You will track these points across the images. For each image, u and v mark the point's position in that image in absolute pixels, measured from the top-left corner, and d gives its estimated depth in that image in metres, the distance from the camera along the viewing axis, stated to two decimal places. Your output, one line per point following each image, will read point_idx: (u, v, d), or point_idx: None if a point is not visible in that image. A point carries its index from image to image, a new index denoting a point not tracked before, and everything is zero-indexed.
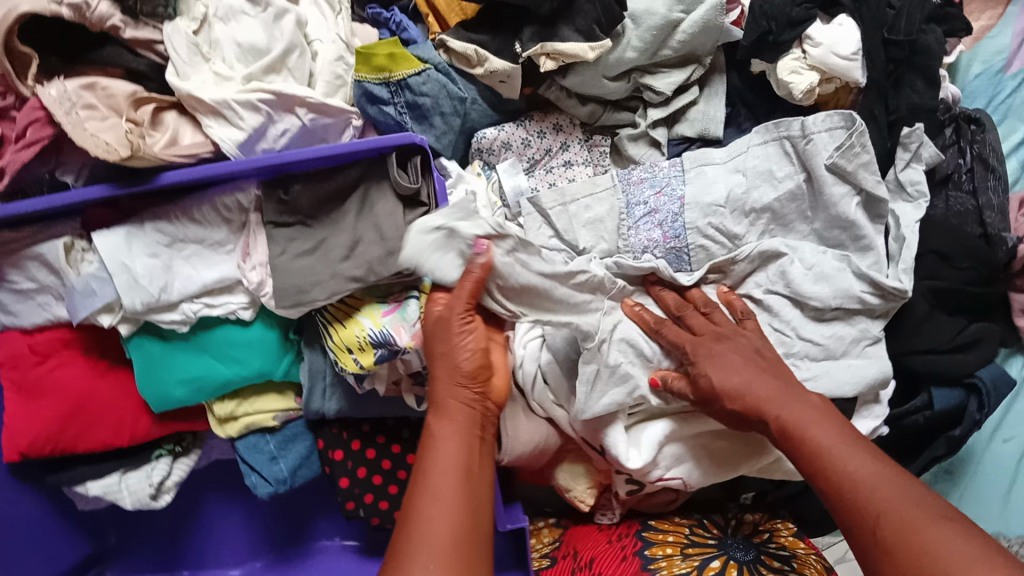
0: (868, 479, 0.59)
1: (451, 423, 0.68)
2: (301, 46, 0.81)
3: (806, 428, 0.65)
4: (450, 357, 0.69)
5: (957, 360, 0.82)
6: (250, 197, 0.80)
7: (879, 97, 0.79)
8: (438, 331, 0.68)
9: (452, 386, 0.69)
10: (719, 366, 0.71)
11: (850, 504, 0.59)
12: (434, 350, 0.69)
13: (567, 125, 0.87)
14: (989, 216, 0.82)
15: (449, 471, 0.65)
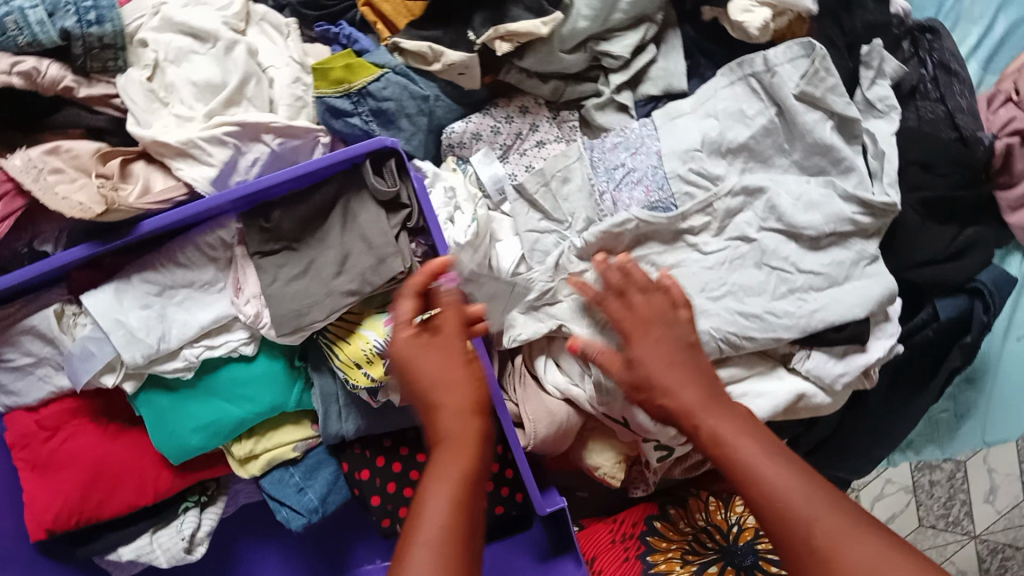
0: (830, 534, 0.51)
1: (450, 460, 0.55)
2: (257, 75, 0.81)
3: (732, 441, 0.57)
4: (441, 376, 0.59)
5: (955, 266, 0.82)
6: (231, 232, 0.80)
7: (833, 20, 0.79)
8: (418, 346, 0.61)
9: (454, 420, 0.57)
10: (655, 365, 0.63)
11: (798, 547, 0.52)
12: (418, 369, 0.60)
13: (532, 106, 0.87)
14: (962, 119, 0.83)
15: (451, 519, 0.52)
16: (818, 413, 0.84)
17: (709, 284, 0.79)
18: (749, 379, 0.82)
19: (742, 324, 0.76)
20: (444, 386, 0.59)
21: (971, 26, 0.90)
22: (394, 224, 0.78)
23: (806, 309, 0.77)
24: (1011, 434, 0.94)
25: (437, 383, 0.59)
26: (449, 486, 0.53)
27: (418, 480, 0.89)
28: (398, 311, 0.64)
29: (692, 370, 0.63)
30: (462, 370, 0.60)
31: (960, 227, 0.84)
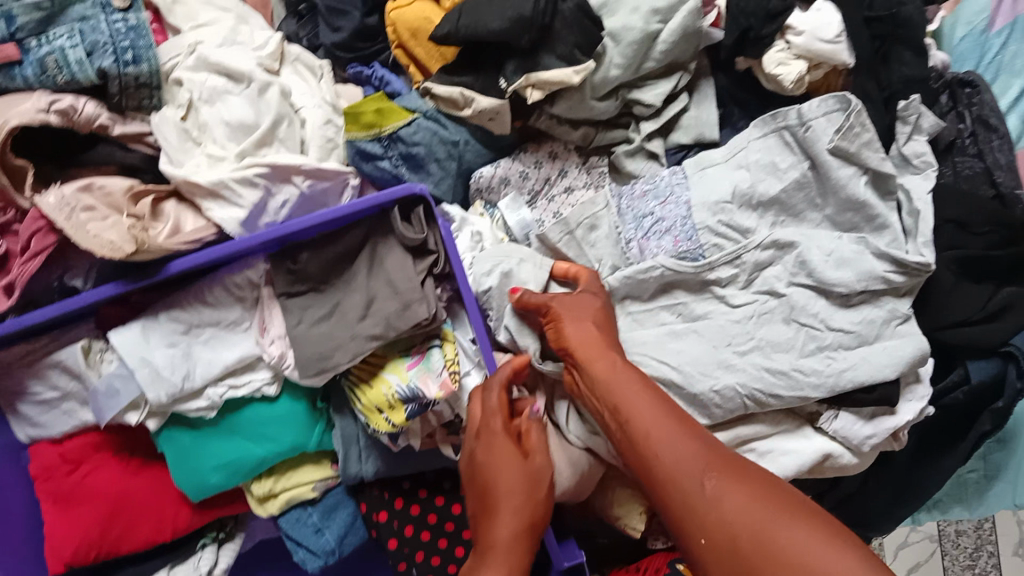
0: (691, 470, 0.57)
1: (500, 560, 0.66)
2: (289, 116, 0.81)
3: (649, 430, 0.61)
4: (512, 496, 0.69)
5: (991, 328, 0.80)
6: (259, 272, 0.80)
7: (869, 75, 0.77)
8: (498, 456, 0.70)
9: (512, 529, 0.67)
10: (597, 353, 0.69)
11: (672, 483, 0.57)
12: (497, 480, 0.69)
13: (562, 152, 0.87)
14: (999, 176, 0.81)
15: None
16: (845, 473, 0.83)
17: (736, 338, 0.78)
18: (774, 437, 0.81)
19: (769, 380, 0.75)
20: (511, 501, 0.68)
21: (1012, 79, 0.87)
22: (420, 269, 0.78)
23: (835, 368, 0.75)
24: None
25: (504, 497, 0.69)
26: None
27: (436, 523, 0.87)
28: (487, 406, 0.73)
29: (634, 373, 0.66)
30: (535, 488, 0.70)
31: (998, 286, 0.82)
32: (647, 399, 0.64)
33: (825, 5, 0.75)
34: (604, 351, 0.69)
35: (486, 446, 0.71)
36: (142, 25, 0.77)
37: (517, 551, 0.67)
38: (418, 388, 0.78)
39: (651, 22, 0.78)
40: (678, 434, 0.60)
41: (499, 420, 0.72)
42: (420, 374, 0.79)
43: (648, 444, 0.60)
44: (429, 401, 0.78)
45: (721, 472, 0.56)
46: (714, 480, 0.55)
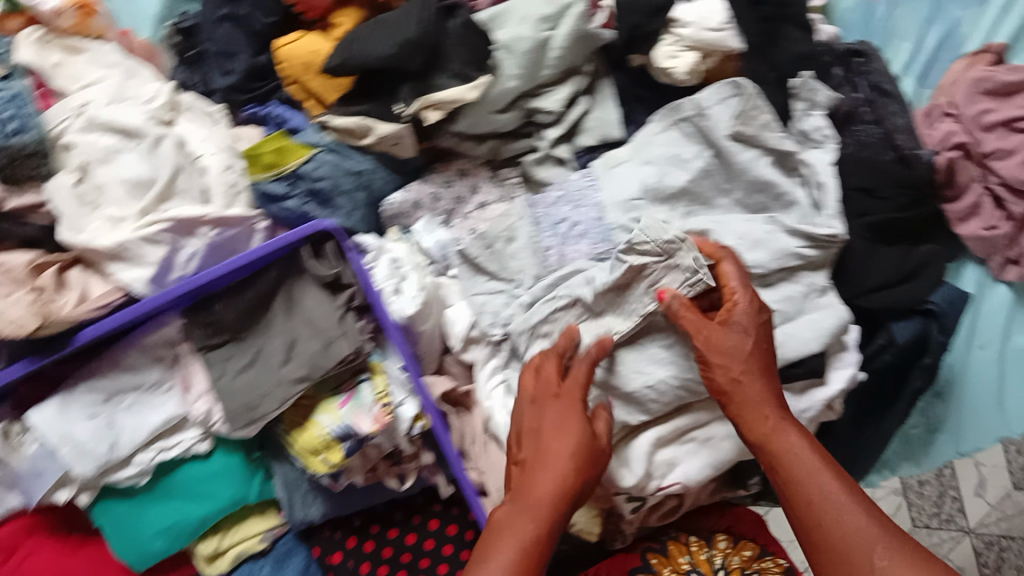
0: (824, 496, 0.63)
1: (532, 515, 0.65)
2: (187, 166, 0.80)
3: (787, 457, 0.67)
4: (557, 448, 0.67)
5: (907, 288, 0.82)
6: (175, 329, 0.78)
7: (761, 58, 0.78)
8: (558, 418, 0.69)
9: (553, 486, 0.66)
10: (726, 357, 0.70)
11: (793, 476, 0.66)
12: (549, 437, 0.68)
13: (471, 168, 0.86)
14: (900, 138, 0.83)
15: (522, 558, 0.63)
16: (784, 451, 0.84)
17: (664, 331, 0.78)
18: (713, 423, 0.83)
19: (703, 367, 0.74)
20: (565, 462, 0.67)
21: (901, 42, 0.90)
22: (338, 304, 0.77)
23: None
24: (983, 443, 0.95)
25: (550, 454, 0.67)
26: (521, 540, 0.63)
27: (391, 556, 0.85)
28: (543, 373, 0.73)
29: (771, 381, 0.70)
30: (583, 457, 0.67)
31: (912, 245, 0.84)
32: (772, 418, 0.69)
33: None
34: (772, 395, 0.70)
35: (551, 398, 0.71)
36: (21, 94, 0.76)
37: (550, 507, 0.65)
38: (351, 426, 0.77)
39: (541, 30, 0.77)
40: (812, 456, 0.66)
41: (574, 387, 0.71)
42: (352, 412, 0.78)
43: (780, 449, 0.67)
44: (366, 437, 0.77)
45: (858, 502, 0.62)
46: (844, 502, 0.62)
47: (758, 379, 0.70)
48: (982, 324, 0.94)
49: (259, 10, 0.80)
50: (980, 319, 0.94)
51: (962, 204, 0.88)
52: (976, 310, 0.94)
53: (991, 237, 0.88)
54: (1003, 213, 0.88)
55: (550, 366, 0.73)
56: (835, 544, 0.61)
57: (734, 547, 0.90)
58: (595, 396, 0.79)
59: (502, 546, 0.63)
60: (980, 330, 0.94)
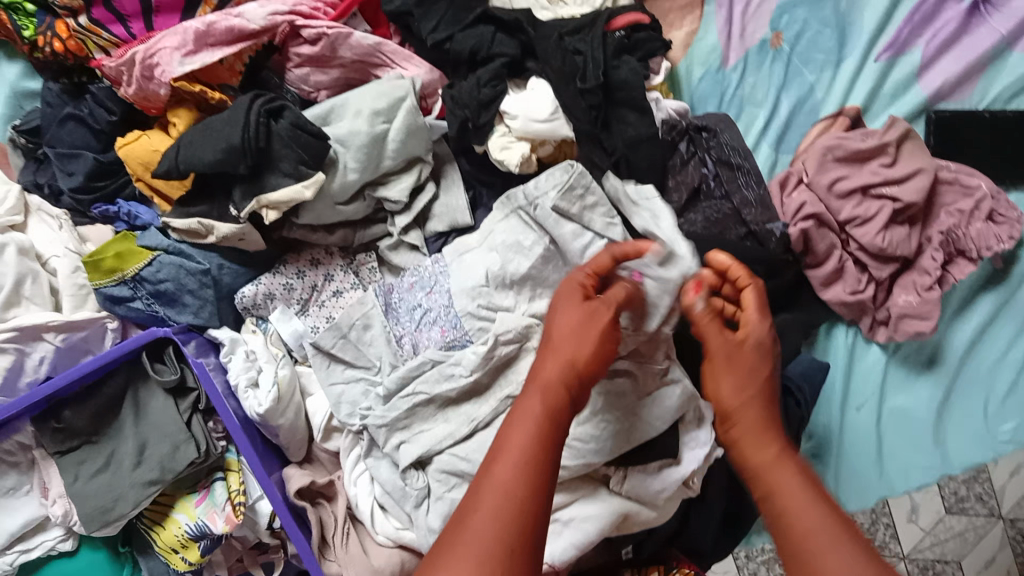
0: (793, 489, 0.51)
1: (537, 393, 0.52)
2: (33, 272, 0.80)
3: (781, 500, 0.50)
4: (567, 330, 0.56)
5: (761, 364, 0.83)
6: (28, 435, 0.79)
7: (594, 144, 0.79)
8: (564, 304, 0.58)
9: (560, 366, 0.54)
10: (743, 405, 0.57)
11: (758, 487, 0.53)
12: (555, 324, 0.57)
13: (324, 257, 0.86)
14: (748, 213, 0.82)
15: (539, 430, 0.50)
16: (653, 523, 0.84)
17: None
18: (573, 503, 0.82)
19: None
20: (571, 341, 0.55)
21: (756, 110, 0.89)
22: (184, 409, 0.79)
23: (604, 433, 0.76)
24: (863, 501, 0.95)
25: (556, 337, 0.55)
26: (534, 412, 0.50)
27: None
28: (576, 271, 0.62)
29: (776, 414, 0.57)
30: (591, 332, 0.56)
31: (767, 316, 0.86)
32: (764, 452, 0.54)
33: (539, 84, 0.77)
34: (767, 429, 0.56)
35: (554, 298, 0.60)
36: None
37: (570, 388, 0.53)
38: (205, 525, 0.78)
39: (376, 124, 0.78)
40: (806, 489, 0.51)
41: (580, 278, 0.61)
42: (207, 511, 0.79)
43: (780, 514, 0.51)
44: (220, 535, 0.78)
45: (820, 497, 0.51)
46: (793, 484, 0.51)
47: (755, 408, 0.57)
48: (856, 385, 0.95)
49: (100, 109, 0.82)
50: (855, 379, 0.95)
51: (824, 271, 0.86)
52: (851, 370, 0.95)
53: (857, 302, 0.86)
54: (868, 277, 0.87)
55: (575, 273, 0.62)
56: (802, 536, 0.49)
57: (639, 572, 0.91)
58: (453, 485, 0.77)
59: (514, 428, 0.50)
60: (856, 391, 0.95)
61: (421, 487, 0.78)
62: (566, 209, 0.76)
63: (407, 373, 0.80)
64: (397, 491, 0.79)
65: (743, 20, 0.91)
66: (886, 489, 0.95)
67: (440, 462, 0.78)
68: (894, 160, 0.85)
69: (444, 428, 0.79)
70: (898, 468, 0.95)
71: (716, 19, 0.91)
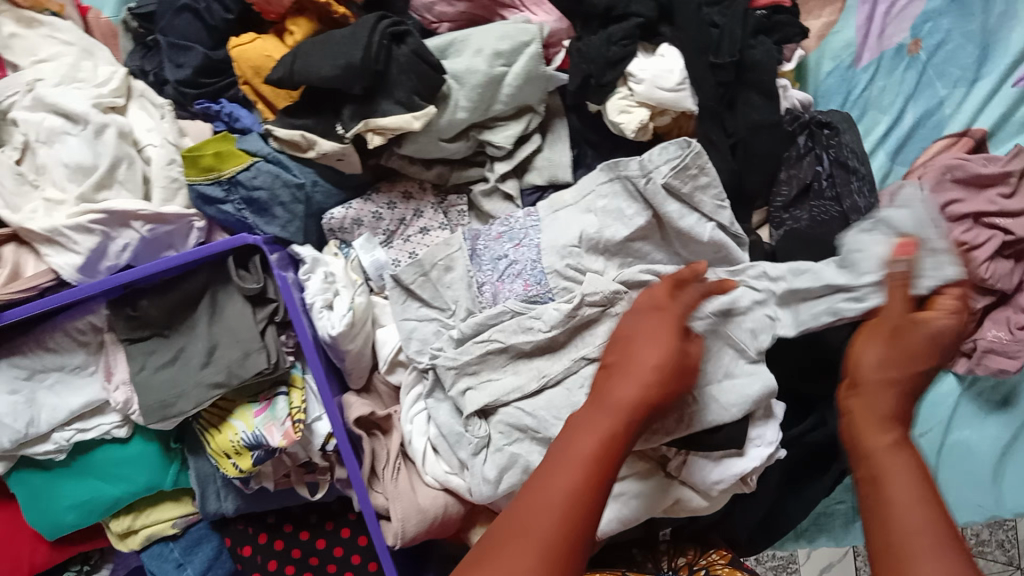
0: (918, 500, 0.47)
1: (612, 417, 0.49)
2: (130, 157, 0.80)
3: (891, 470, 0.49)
4: (653, 346, 0.53)
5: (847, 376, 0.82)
6: (101, 317, 0.79)
7: (715, 121, 0.76)
8: (659, 331, 0.54)
9: (640, 379, 0.51)
10: (877, 340, 0.57)
11: (880, 525, 0.47)
12: (641, 351, 0.53)
13: (417, 192, 0.85)
14: (858, 219, 0.79)
15: (601, 447, 0.47)
16: (697, 513, 0.84)
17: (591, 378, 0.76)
18: (629, 475, 0.81)
19: None
20: (648, 371, 0.51)
21: (879, 115, 0.86)
22: (260, 318, 0.78)
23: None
24: None
25: (633, 359, 0.53)
26: (608, 422, 0.49)
27: (300, 558, 0.89)
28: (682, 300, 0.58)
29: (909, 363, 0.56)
30: (670, 375, 0.52)
31: None
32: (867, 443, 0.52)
33: (669, 51, 0.75)
34: (937, 346, 0.57)
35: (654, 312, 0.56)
36: None
37: (651, 378, 0.51)
38: (262, 436, 0.78)
39: (495, 66, 0.76)
40: (908, 476, 0.49)
41: (661, 293, 0.58)
42: (265, 422, 0.79)
43: (881, 472, 0.50)
44: (274, 448, 0.78)
45: (921, 481, 0.49)
46: (907, 462, 0.50)
47: (889, 394, 0.54)
48: (925, 412, 0.92)
49: (217, 4, 0.80)
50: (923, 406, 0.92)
51: None
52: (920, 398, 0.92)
53: None
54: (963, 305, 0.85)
55: (665, 295, 0.58)
56: (907, 530, 0.46)
57: (676, 551, 0.92)
58: (515, 439, 0.77)
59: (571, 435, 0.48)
60: (922, 418, 0.92)
61: (482, 436, 0.78)
62: (678, 188, 0.74)
63: (482, 319, 0.79)
64: (456, 437, 0.79)
65: (884, 20, 0.86)
66: None
67: (506, 414, 0.77)
68: (1013, 190, 0.81)
69: (511, 381, 0.78)
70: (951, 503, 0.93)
71: (857, 13, 0.86)
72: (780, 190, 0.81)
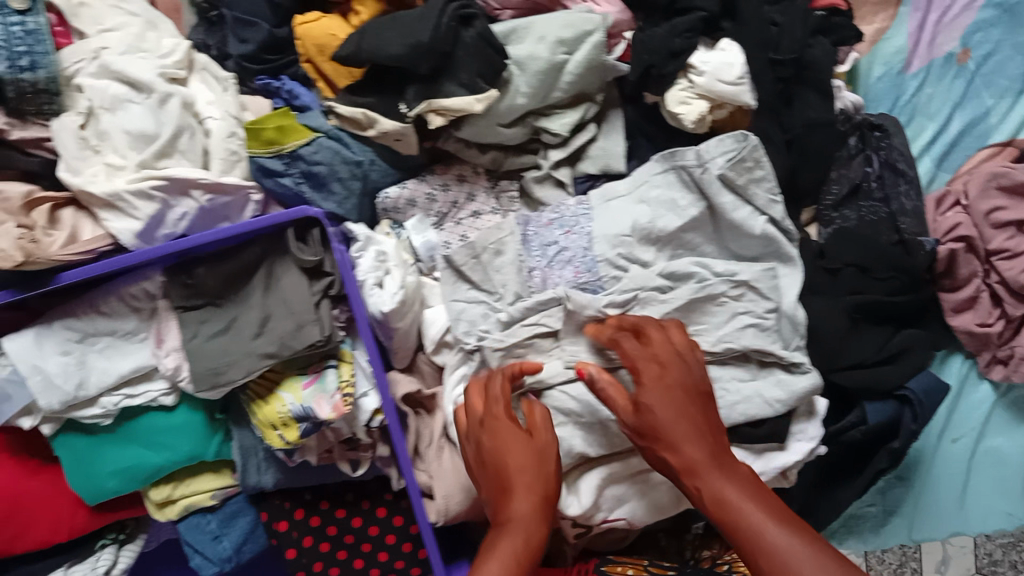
0: (778, 543, 0.57)
1: (515, 535, 0.64)
2: (191, 128, 0.81)
3: (734, 499, 0.60)
4: (531, 476, 0.67)
5: (882, 373, 0.81)
6: (156, 284, 0.80)
7: (772, 117, 0.78)
8: (508, 436, 0.69)
9: (528, 504, 0.66)
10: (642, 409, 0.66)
11: (742, 533, 0.59)
12: (506, 460, 0.68)
13: (471, 175, 0.86)
14: (904, 222, 0.81)
15: (508, 571, 0.61)
16: None
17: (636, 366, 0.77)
18: None
19: None
20: (525, 480, 0.67)
21: (926, 122, 0.87)
22: (315, 291, 0.79)
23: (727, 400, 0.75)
24: (936, 535, 0.94)
25: (514, 472, 0.67)
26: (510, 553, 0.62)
27: (334, 536, 0.90)
28: (491, 394, 0.73)
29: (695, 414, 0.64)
30: (545, 468, 0.68)
31: (895, 328, 0.83)
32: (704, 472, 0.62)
33: (731, 45, 0.75)
34: (693, 393, 0.65)
35: (489, 430, 0.70)
36: (40, 30, 0.76)
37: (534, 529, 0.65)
38: (310, 408, 0.79)
39: (557, 53, 0.77)
40: (743, 498, 0.60)
41: (500, 407, 0.71)
42: (314, 395, 0.80)
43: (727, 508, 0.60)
44: (322, 420, 0.79)
45: (755, 494, 0.61)
46: (736, 493, 0.61)
47: (688, 433, 0.63)
48: (958, 418, 0.93)
49: None
50: (956, 413, 0.93)
51: (960, 296, 0.84)
52: (954, 404, 0.93)
53: (983, 334, 0.85)
54: (1001, 312, 0.85)
55: (500, 387, 0.73)
56: (772, 555, 0.57)
57: (701, 542, 0.95)
58: (558, 422, 0.79)
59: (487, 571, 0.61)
60: (955, 424, 0.93)
61: None
62: (732, 180, 0.76)
63: (532, 302, 0.79)
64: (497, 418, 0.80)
65: (935, 29, 0.88)
66: (961, 526, 0.94)
67: (550, 398, 0.78)
68: None
69: (556, 367, 0.79)
70: (979, 508, 0.94)
71: (909, 20, 0.88)
72: (830, 189, 0.83)
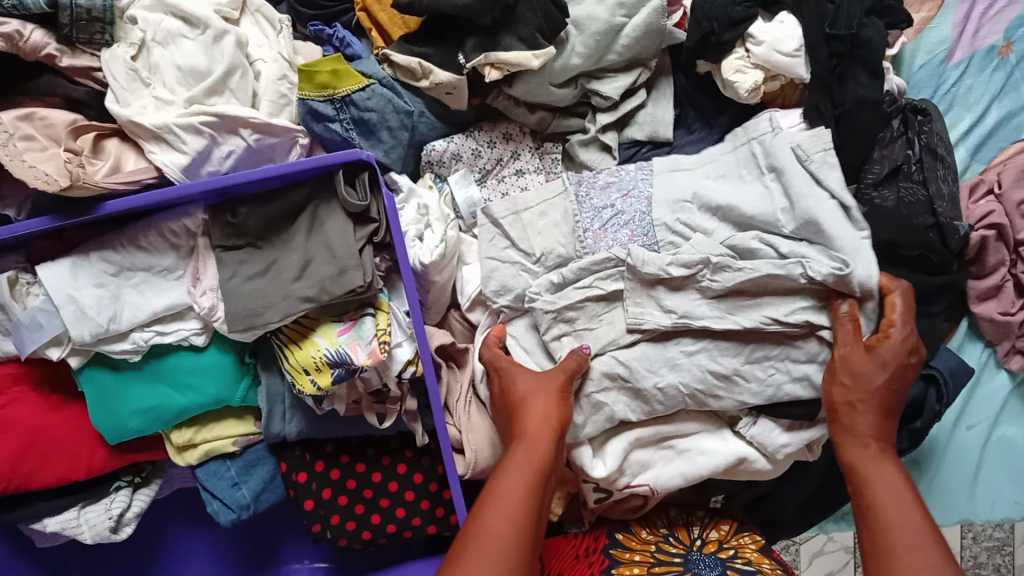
0: (904, 529, 0.61)
1: (527, 447, 0.69)
2: (243, 67, 0.80)
3: (873, 484, 0.65)
4: (541, 398, 0.73)
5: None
6: (197, 222, 0.79)
7: (825, 91, 0.78)
8: (521, 372, 0.76)
9: (540, 420, 0.71)
10: (863, 376, 0.70)
11: (875, 527, 0.63)
12: (518, 387, 0.75)
13: (517, 134, 0.87)
14: (941, 205, 0.83)
15: (521, 476, 0.66)
16: (758, 477, 0.85)
17: (685, 337, 0.78)
18: (695, 435, 0.84)
19: (710, 383, 0.76)
20: (536, 398, 0.73)
21: (964, 112, 0.90)
22: (360, 237, 0.78)
23: (777, 378, 0.76)
24: (944, 521, 0.97)
25: (526, 395, 0.74)
26: (520, 461, 0.67)
27: (354, 489, 0.89)
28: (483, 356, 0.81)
29: (884, 421, 0.69)
30: (552, 391, 0.74)
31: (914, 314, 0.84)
32: (871, 453, 0.68)
33: (788, 18, 0.77)
34: (890, 396, 0.70)
35: (501, 373, 0.78)
36: None
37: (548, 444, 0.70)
38: (346, 354, 0.78)
39: (616, 15, 0.78)
40: (899, 489, 0.64)
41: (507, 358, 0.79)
42: (350, 341, 0.79)
43: (872, 484, 0.65)
44: (357, 367, 0.78)
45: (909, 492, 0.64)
46: (891, 480, 0.65)
47: (872, 410, 0.69)
48: (974, 405, 0.94)
49: None
50: (974, 399, 0.94)
51: (986, 284, 0.86)
52: (972, 390, 0.94)
53: (1005, 323, 0.87)
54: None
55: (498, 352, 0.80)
56: (895, 540, 0.61)
57: (712, 521, 0.94)
58: (604, 387, 0.79)
59: (511, 487, 0.65)
60: (971, 411, 0.95)
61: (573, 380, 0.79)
62: (806, 155, 0.76)
63: (585, 263, 0.79)
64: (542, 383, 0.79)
65: (979, 21, 0.89)
66: (969, 514, 0.97)
67: (601, 362, 0.79)
68: None
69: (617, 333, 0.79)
70: (987, 492, 0.96)
71: (955, 11, 0.90)
72: (872, 167, 0.84)
